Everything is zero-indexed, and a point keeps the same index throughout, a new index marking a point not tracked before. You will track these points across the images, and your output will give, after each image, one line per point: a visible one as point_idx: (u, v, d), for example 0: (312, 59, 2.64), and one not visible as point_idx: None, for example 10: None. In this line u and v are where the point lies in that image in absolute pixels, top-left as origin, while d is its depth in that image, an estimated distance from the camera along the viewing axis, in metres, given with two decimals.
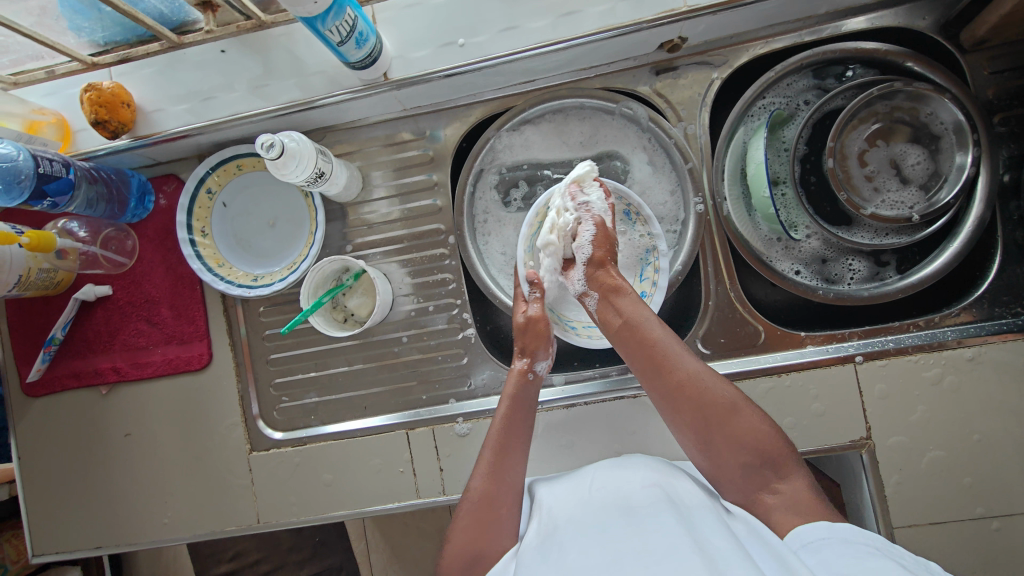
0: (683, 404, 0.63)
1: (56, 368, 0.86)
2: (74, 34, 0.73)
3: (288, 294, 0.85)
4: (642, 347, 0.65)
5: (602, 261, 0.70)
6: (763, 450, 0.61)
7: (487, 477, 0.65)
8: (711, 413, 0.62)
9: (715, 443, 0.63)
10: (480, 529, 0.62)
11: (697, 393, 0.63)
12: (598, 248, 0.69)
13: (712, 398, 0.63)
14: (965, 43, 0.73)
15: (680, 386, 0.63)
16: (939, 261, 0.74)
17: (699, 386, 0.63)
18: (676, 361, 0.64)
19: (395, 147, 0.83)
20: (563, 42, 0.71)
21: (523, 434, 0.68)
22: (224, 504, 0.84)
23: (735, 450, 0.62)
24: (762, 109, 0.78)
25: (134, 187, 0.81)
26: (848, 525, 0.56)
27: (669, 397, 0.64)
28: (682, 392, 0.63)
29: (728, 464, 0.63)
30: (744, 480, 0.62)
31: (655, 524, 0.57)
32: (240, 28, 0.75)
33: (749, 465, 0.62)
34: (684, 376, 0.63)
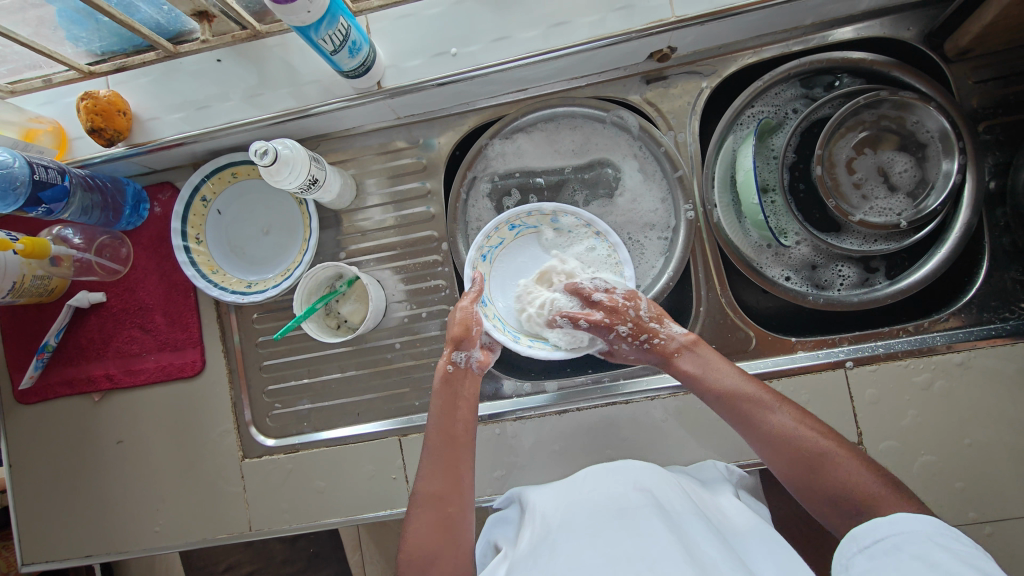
0: (773, 456, 0.64)
1: (49, 375, 0.86)
2: (71, 44, 0.74)
3: (282, 301, 0.85)
4: (720, 399, 0.67)
5: (625, 331, 0.72)
6: (866, 499, 0.58)
7: (429, 477, 0.65)
8: (803, 464, 0.62)
9: (813, 495, 0.62)
10: (433, 532, 0.62)
11: (784, 445, 0.63)
12: (614, 329, 0.72)
13: (801, 447, 0.62)
14: (949, 53, 0.74)
15: (767, 438, 0.64)
16: (928, 267, 0.74)
17: (787, 436, 0.63)
18: (761, 414, 0.65)
19: (389, 155, 0.84)
20: (554, 52, 0.72)
21: (463, 431, 0.68)
22: (216, 512, 0.83)
23: (833, 500, 0.60)
24: (751, 118, 0.80)
25: (129, 195, 0.82)
26: (903, 518, 0.54)
27: (761, 449, 0.65)
28: (767, 444, 0.64)
29: (832, 514, 0.61)
30: (850, 530, 0.60)
31: (647, 531, 0.57)
32: (235, 37, 0.76)
33: (854, 517, 0.59)
34: (768, 427, 0.64)
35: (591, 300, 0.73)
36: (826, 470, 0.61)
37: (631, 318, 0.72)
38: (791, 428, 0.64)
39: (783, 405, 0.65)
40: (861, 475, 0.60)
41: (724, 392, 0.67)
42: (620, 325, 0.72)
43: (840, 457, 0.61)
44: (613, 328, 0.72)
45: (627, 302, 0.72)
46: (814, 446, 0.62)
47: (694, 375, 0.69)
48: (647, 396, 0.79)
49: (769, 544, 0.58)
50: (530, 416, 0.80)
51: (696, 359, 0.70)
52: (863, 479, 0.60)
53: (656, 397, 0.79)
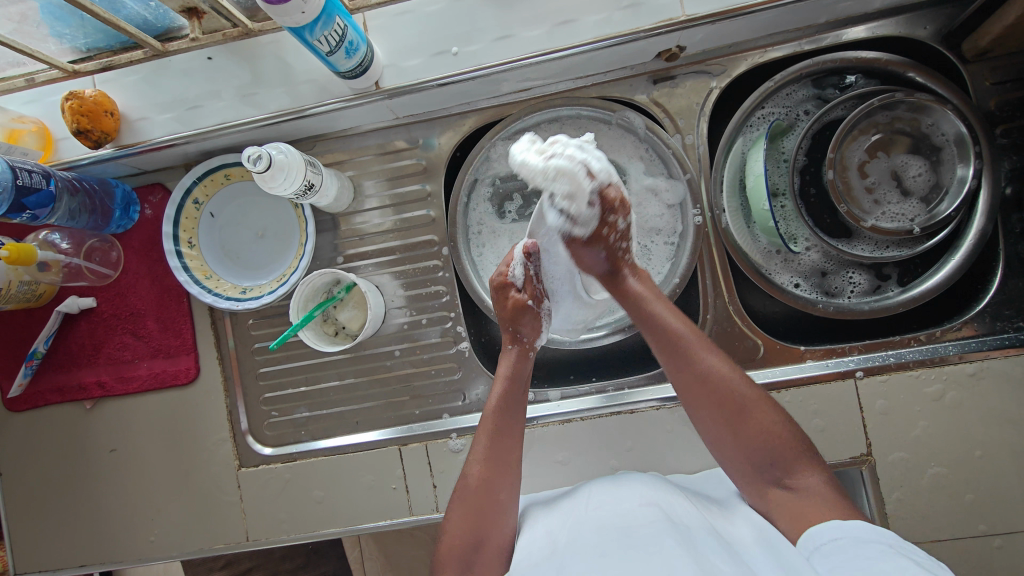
0: (695, 399, 0.64)
1: (39, 382, 0.84)
2: (55, 41, 0.71)
3: (278, 306, 0.83)
4: (659, 331, 0.66)
5: (616, 229, 0.66)
6: (786, 453, 0.62)
7: (483, 461, 0.66)
8: (730, 412, 0.63)
9: (733, 443, 0.63)
10: (473, 523, 0.64)
11: (716, 386, 0.64)
12: (614, 217, 0.65)
13: (737, 396, 0.63)
14: (967, 53, 0.72)
15: (698, 378, 0.64)
16: (941, 275, 0.73)
17: (719, 381, 0.64)
18: (697, 354, 0.65)
19: (389, 156, 0.81)
20: (557, 52, 0.69)
21: (509, 428, 0.68)
22: (212, 521, 0.82)
23: (748, 447, 0.63)
24: (761, 119, 0.77)
25: (118, 198, 0.79)
26: (857, 524, 0.56)
27: (699, 400, 0.64)
28: (703, 386, 0.64)
29: (745, 461, 0.63)
30: (760, 482, 0.63)
31: (654, 545, 0.56)
32: (226, 35, 0.73)
33: (763, 463, 0.62)
34: (698, 361, 0.65)
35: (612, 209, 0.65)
36: (746, 414, 0.63)
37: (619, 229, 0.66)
38: (723, 372, 0.64)
39: (716, 352, 0.66)
40: (783, 430, 0.63)
41: (669, 331, 0.66)
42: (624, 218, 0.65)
43: (767, 408, 0.64)
44: (614, 215, 0.65)
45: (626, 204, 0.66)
46: (739, 394, 0.63)
47: (639, 300, 0.68)
48: (653, 406, 0.77)
49: (778, 551, 0.56)
50: (533, 425, 0.79)
51: (649, 287, 0.69)
52: (782, 431, 0.63)
53: (662, 406, 0.77)
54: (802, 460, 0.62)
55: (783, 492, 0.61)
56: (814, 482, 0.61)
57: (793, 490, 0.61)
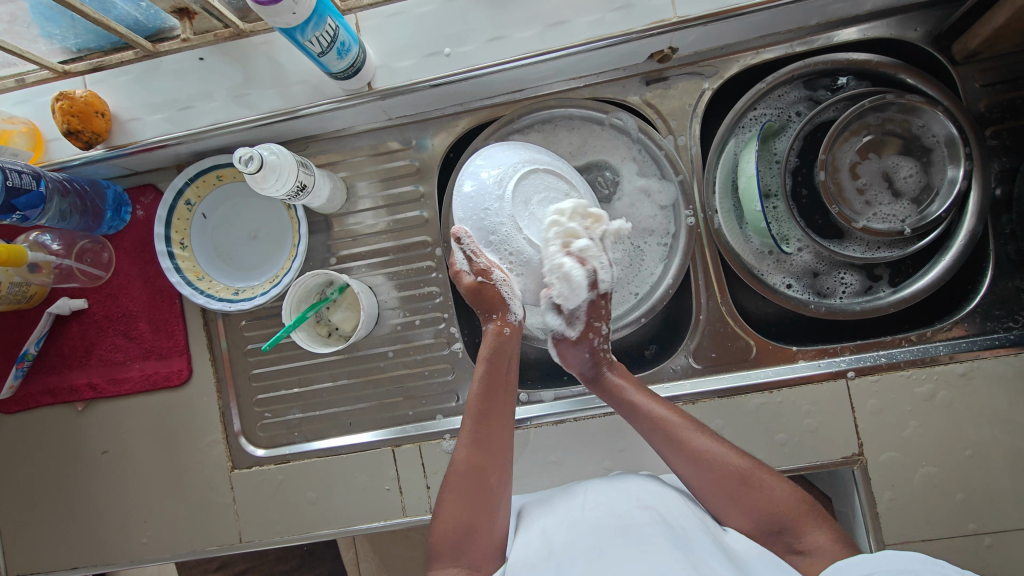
0: (697, 472, 0.64)
1: (30, 384, 0.83)
2: (45, 41, 0.70)
3: (271, 307, 0.83)
4: (647, 420, 0.67)
5: (601, 334, 0.70)
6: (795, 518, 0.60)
7: (472, 444, 0.66)
8: (731, 484, 0.62)
9: (741, 513, 0.62)
10: (467, 506, 0.64)
11: (710, 465, 0.63)
12: (599, 322, 0.70)
13: (733, 466, 0.63)
14: (956, 55, 0.72)
15: (691, 456, 0.64)
16: (931, 275, 0.73)
17: (712, 457, 0.63)
18: (688, 433, 0.65)
19: (382, 157, 0.81)
20: (550, 53, 0.69)
21: (497, 406, 0.68)
22: (205, 523, 0.82)
23: (755, 516, 0.61)
24: (753, 120, 0.77)
25: (109, 199, 0.79)
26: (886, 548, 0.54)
27: (698, 476, 0.64)
28: (697, 466, 0.64)
29: (755, 530, 0.62)
30: (773, 549, 0.61)
31: (651, 547, 0.56)
32: (218, 36, 0.72)
33: (774, 531, 0.61)
34: (690, 443, 0.64)
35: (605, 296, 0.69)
36: (747, 486, 0.62)
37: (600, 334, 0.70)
38: (714, 447, 0.64)
39: (705, 428, 0.66)
40: (788, 496, 0.61)
41: (658, 423, 0.66)
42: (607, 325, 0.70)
43: (765, 475, 0.63)
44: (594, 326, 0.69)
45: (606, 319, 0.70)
46: (733, 466, 0.63)
47: (622, 392, 0.69)
48: None
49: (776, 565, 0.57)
50: (526, 426, 0.79)
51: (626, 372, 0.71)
52: (788, 499, 0.61)
53: None
54: (809, 520, 0.60)
55: (797, 556, 0.59)
56: (827, 541, 0.59)
57: (807, 554, 0.59)
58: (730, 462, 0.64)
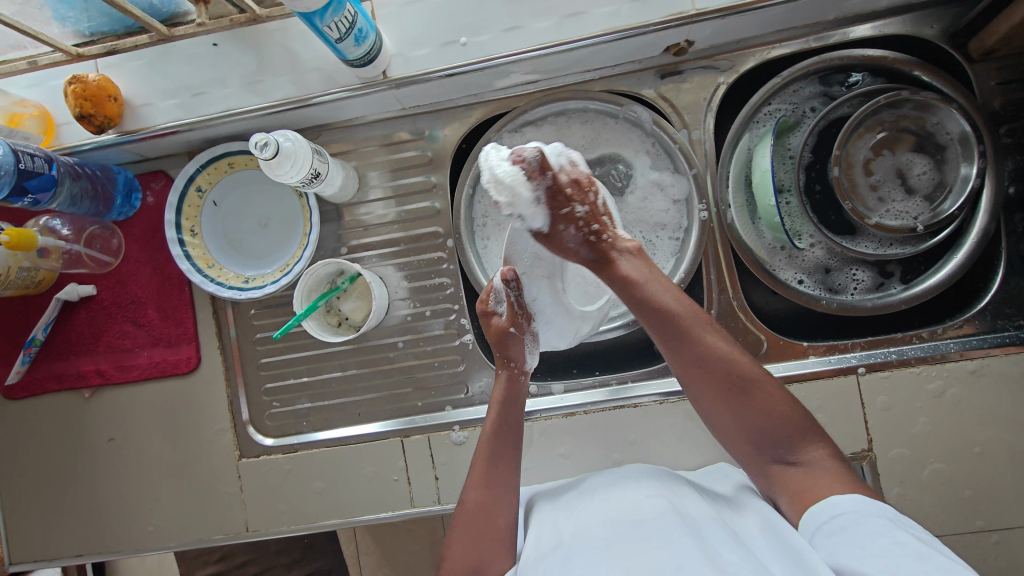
0: (700, 380, 0.62)
1: (37, 370, 0.83)
2: (58, 23, 0.70)
3: (281, 296, 0.82)
4: (658, 316, 0.63)
5: (576, 216, 0.66)
6: (789, 432, 0.61)
7: (480, 484, 0.67)
8: (732, 390, 0.62)
9: (740, 423, 0.62)
10: (476, 540, 0.64)
11: (716, 368, 0.62)
12: (569, 206, 0.66)
13: (739, 373, 0.61)
14: (973, 52, 0.72)
15: (700, 360, 0.62)
16: (943, 272, 0.73)
17: (723, 360, 0.62)
18: (699, 334, 0.62)
19: (394, 147, 0.81)
20: (566, 44, 0.69)
21: (503, 448, 0.68)
22: (212, 511, 0.82)
23: (751, 427, 0.61)
24: (767, 115, 0.77)
25: (119, 184, 0.78)
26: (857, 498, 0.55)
27: (700, 380, 0.62)
28: (702, 368, 0.62)
29: (749, 443, 0.62)
30: (763, 463, 0.62)
31: (660, 535, 0.55)
32: (233, 21, 0.72)
33: (768, 443, 0.61)
34: (702, 344, 0.62)
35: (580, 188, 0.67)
36: (749, 393, 0.61)
37: (590, 202, 0.67)
38: (724, 349, 0.62)
39: (716, 328, 0.64)
40: (788, 407, 0.61)
41: (668, 316, 0.63)
42: (579, 204, 0.66)
43: (766, 385, 0.62)
44: (569, 206, 0.66)
45: (591, 186, 0.68)
46: (741, 370, 0.61)
47: (638, 283, 0.64)
48: (655, 400, 0.77)
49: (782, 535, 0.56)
50: (535, 419, 0.79)
51: (641, 266, 0.65)
52: (788, 410, 0.61)
53: (665, 400, 0.77)
54: (807, 436, 0.61)
55: (787, 467, 0.60)
56: (820, 457, 0.60)
57: (796, 466, 0.60)
58: (736, 365, 0.62)
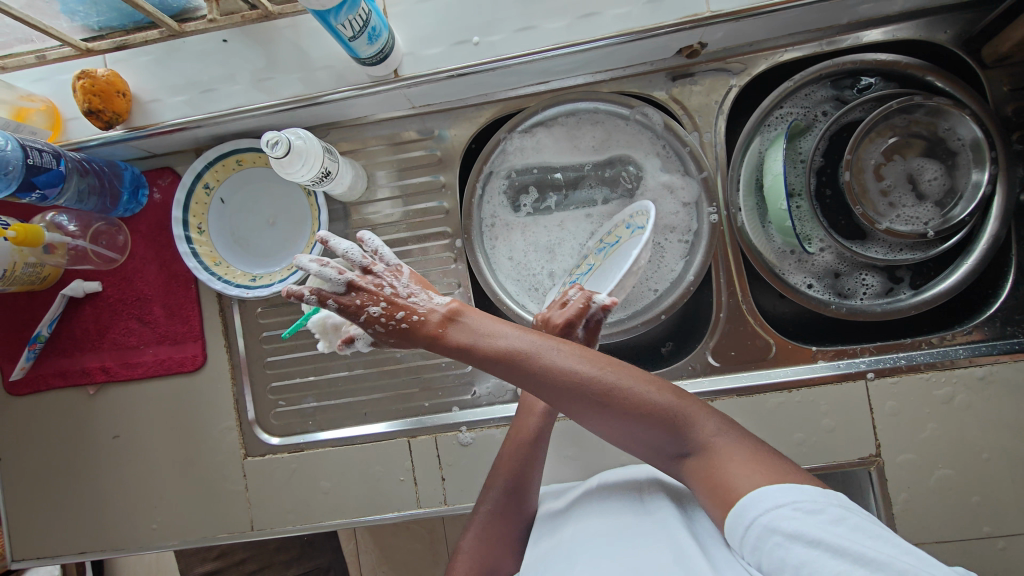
0: (573, 412, 0.54)
1: (42, 366, 0.82)
2: (66, 18, 0.69)
3: (288, 295, 0.82)
4: (501, 360, 0.55)
5: (380, 313, 0.59)
6: (674, 418, 0.54)
7: (503, 497, 0.66)
8: (598, 409, 0.53)
9: (634, 437, 0.55)
10: (489, 545, 0.65)
11: (574, 393, 0.53)
12: (370, 307, 0.59)
13: (591, 386, 0.53)
14: (986, 58, 0.72)
15: (553, 394, 0.54)
16: (953, 278, 0.73)
17: (574, 383, 0.53)
18: (530, 362, 0.54)
19: (403, 146, 0.81)
20: (579, 45, 0.69)
21: (534, 461, 0.67)
22: (216, 509, 0.81)
23: (640, 432, 0.54)
24: (779, 119, 0.77)
25: (126, 180, 0.78)
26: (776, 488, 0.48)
27: (563, 407, 0.55)
28: (563, 399, 0.54)
29: (650, 447, 0.56)
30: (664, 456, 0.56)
31: (662, 531, 0.56)
32: (245, 18, 0.69)
33: (663, 442, 0.55)
34: (542, 375, 0.54)
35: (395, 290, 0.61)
36: (613, 407, 0.53)
37: (384, 296, 0.60)
38: (573, 364, 0.54)
39: (562, 343, 0.56)
40: (658, 392, 0.54)
41: (501, 353, 0.55)
42: (374, 304, 0.59)
43: (625, 382, 0.54)
44: (364, 311, 0.59)
45: (404, 277, 0.62)
46: (599, 385, 0.53)
47: (472, 342, 0.57)
48: None
49: None
50: None
51: (466, 326, 0.58)
52: (657, 395, 0.54)
53: None
54: (692, 410, 0.55)
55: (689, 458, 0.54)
56: (712, 428, 0.54)
57: (694, 455, 0.54)
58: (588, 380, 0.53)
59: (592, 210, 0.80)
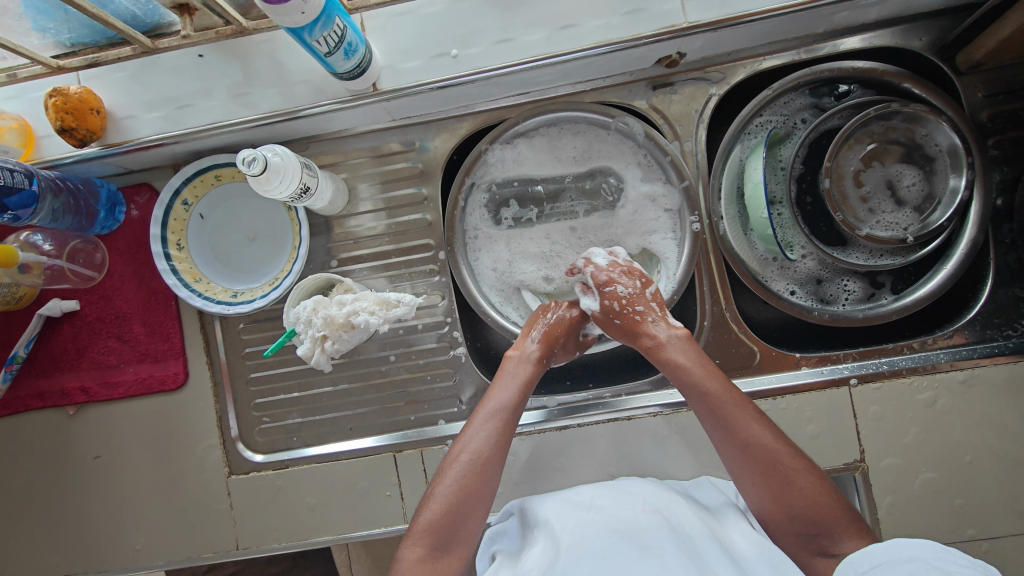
0: (744, 466, 0.63)
1: (18, 387, 0.81)
2: (38, 35, 0.68)
3: (270, 310, 0.81)
4: (702, 398, 0.65)
5: (619, 297, 0.71)
6: (817, 517, 0.60)
7: (482, 443, 0.66)
8: (771, 479, 0.61)
9: (785, 515, 0.61)
10: (463, 496, 0.64)
11: (754, 454, 0.62)
12: (612, 288, 0.72)
13: (769, 456, 0.61)
14: (961, 65, 0.73)
15: (739, 450, 0.63)
16: (933, 283, 0.74)
17: (761, 448, 0.62)
18: (739, 417, 0.63)
19: (385, 158, 0.80)
20: (557, 56, 0.68)
21: (514, 423, 0.68)
22: (201, 528, 0.80)
23: (796, 518, 0.61)
24: (759, 127, 0.78)
25: (103, 198, 0.77)
26: (903, 544, 0.51)
27: (732, 456, 0.64)
28: (740, 451, 0.63)
29: (790, 530, 0.62)
30: (800, 544, 0.62)
31: (659, 548, 0.57)
32: (219, 33, 0.71)
33: (811, 535, 0.60)
34: (743, 428, 0.63)
35: (625, 274, 0.73)
36: (789, 483, 0.61)
37: (635, 284, 0.72)
38: (766, 436, 0.62)
39: (758, 414, 0.64)
40: (820, 493, 0.60)
41: (707, 391, 0.65)
42: (624, 284, 0.72)
43: (811, 478, 0.61)
44: (612, 284, 0.72)
45: (642, 276, 0.74)
46: (779, 460, 0.61)
47: (680, 367, 0.66)
48: (650, 413, 0.77)
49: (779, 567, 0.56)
50: (527, 433, 0.78)
51: (682, 349, 0.68)
52: (823, 498, 0.60)
53: (659, 413, 0.77)
54: (848, 527, 0.59)
55: (826, 560, 0.60)
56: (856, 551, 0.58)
57: (834, 558, 0.59)
58: (778, 455, 0.62)
59: (576, 221, 0.80)
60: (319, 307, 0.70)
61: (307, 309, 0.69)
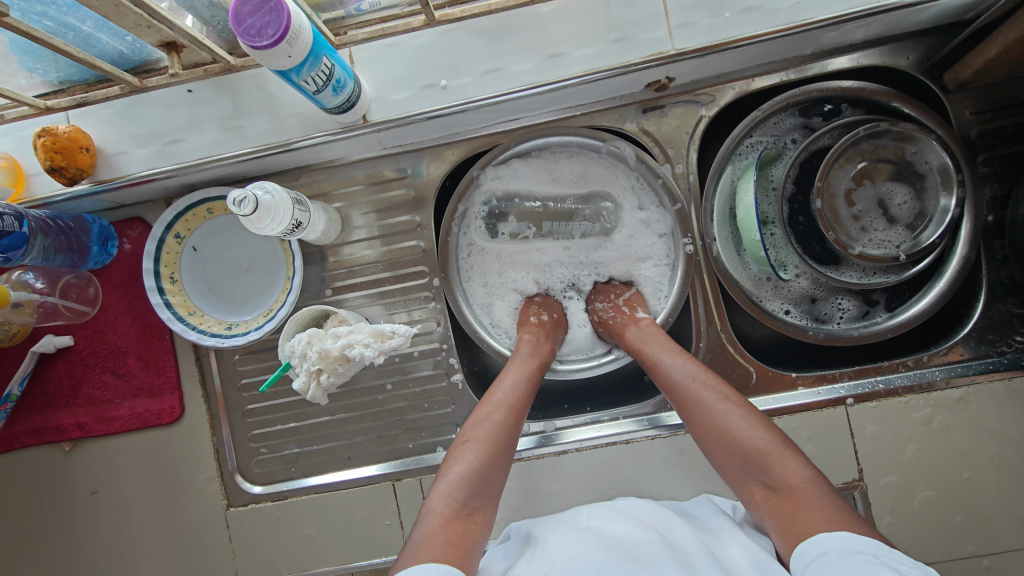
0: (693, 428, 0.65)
1: (13, 425, 0.80)
2: (26, 75, 0.67)
3: (265, 342, 0.81)
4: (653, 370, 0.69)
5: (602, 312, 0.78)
6: (760, 454, 0.60)
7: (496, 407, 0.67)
8: (714, 435, 0.63)
9: (733, 468, 0.61)
10: (484, 457, 0.62)
11: (696, 413, 0.65)
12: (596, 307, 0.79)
13: (708, 412, 0.64)
14: (948, 83, 0.73)
15: (686, 412, 0.66)
16: (926, 302, 0.74)
17: (700, 405, 0.64)
18: (682, 379, 0.67)
19: (378, 186, 0.80)
20: (547, 85, 0.69)
21: (529, 397, 0.69)
22: (201, 562, 0.80)
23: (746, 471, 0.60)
24: (749, 147, 0.78)
25: (94, 234, 0.77)
26: (850, 536, 0.52)
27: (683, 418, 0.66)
28: (687, 413, 0.66)
29: (746, 483, 0.61)
30: (747, 485, 0.60)
31: (652, 562, 0.57)
32: (208, 71, 0.69)
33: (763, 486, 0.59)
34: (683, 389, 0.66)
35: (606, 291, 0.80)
36: (728, 435, 0.62)
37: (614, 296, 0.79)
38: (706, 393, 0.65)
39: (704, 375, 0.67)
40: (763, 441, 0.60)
41: (653, 362, 0.69)
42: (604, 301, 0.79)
43: (751, 428, 0.61)
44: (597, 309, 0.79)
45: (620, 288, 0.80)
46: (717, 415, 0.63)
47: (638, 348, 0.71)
48: (648, 436, 0.77)
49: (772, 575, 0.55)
50: (525, 458, 0.78)
51: (647, 333, 0.72)
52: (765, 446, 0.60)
53: (657, 436, 0.77)
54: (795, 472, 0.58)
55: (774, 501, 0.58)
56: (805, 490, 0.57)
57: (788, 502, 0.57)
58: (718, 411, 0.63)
59: (571, 242, 0.79)
60: (315, 340, 0.69)
61: (302, 344, 0.69)
